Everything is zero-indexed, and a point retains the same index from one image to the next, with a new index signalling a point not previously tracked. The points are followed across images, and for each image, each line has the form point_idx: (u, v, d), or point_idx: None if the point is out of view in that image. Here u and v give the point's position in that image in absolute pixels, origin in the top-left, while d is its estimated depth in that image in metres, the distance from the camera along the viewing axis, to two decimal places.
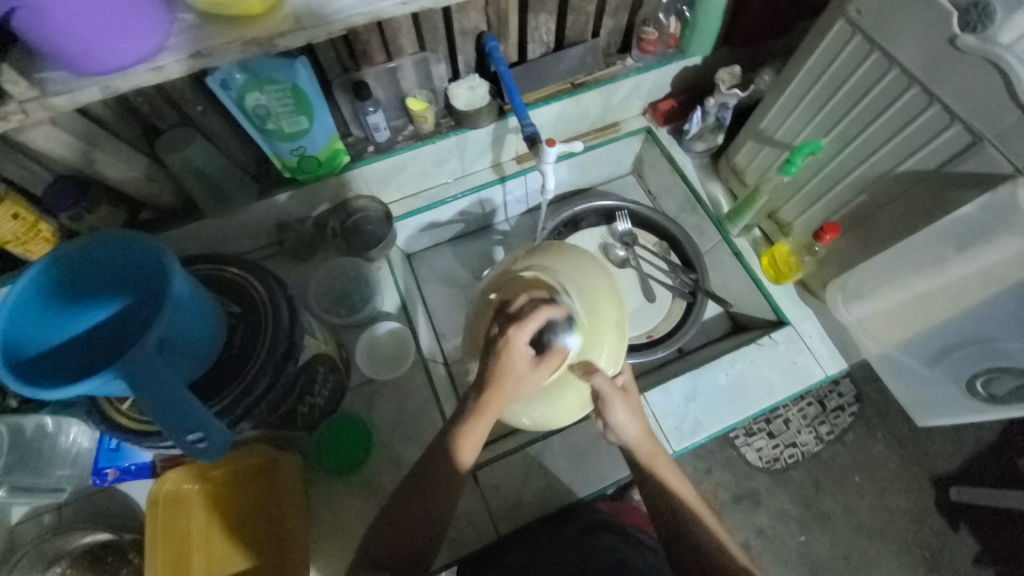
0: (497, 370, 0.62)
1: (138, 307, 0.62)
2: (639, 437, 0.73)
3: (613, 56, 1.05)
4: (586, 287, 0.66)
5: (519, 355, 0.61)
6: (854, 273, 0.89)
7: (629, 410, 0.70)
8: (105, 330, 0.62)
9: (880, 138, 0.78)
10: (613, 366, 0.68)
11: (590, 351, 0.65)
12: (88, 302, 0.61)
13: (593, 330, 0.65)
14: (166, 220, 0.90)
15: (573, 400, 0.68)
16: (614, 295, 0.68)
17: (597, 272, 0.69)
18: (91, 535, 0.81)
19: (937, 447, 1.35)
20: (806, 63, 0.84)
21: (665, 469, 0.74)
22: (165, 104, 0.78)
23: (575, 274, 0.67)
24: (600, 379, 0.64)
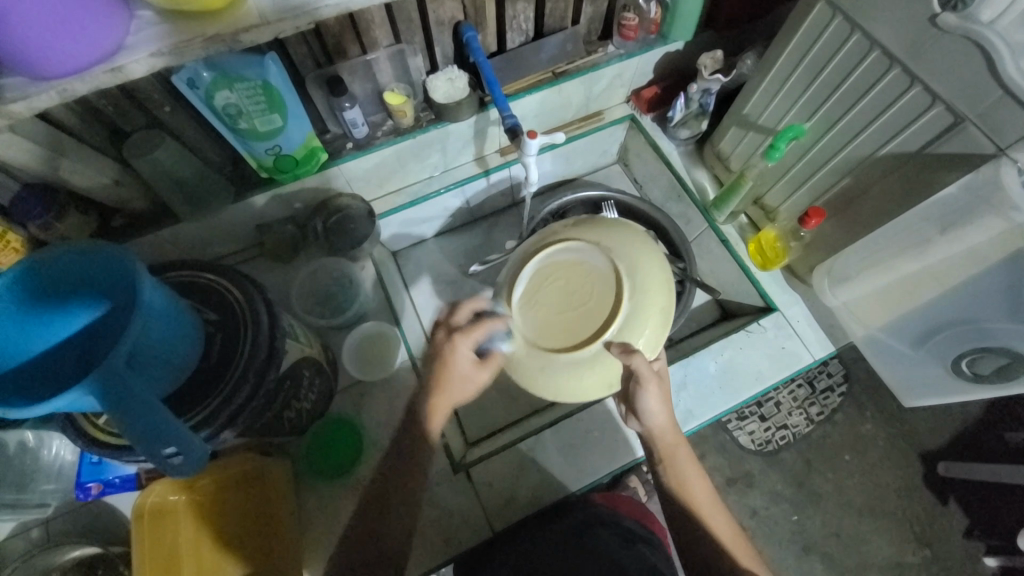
0: (440, 373, 0.69)
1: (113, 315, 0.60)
2: (664, 425, 0.73)
3: (594, 43, 1.03)
4: (637, 268, 0.72)
5: (461, 361, 0.69)
6: (841, 257, 0.89)
7: (660, 397, 0.70)
8: (77, 341, 0.60)
9: (864, 120, 0.77)
10: (650, 351, 0.72)
11: (633, 330, 0.70)
12: (55, 315, 0.58)
13: (636, 312, 0.70)
14: (140, 225, 0.87)
15: (601, 379, 0.71)
16: (662, 277, 0.73)
17: (650, 255, 0.74)
18: (81, 549, 0.78)
19: (924, 423, 1.38)
20: (787, 46, 0.83)
21: (684, 463, 0.74)
22: (131, 105, 0.75)
23: (629, 251, 0.74)
24: (639, 360, 0.66)
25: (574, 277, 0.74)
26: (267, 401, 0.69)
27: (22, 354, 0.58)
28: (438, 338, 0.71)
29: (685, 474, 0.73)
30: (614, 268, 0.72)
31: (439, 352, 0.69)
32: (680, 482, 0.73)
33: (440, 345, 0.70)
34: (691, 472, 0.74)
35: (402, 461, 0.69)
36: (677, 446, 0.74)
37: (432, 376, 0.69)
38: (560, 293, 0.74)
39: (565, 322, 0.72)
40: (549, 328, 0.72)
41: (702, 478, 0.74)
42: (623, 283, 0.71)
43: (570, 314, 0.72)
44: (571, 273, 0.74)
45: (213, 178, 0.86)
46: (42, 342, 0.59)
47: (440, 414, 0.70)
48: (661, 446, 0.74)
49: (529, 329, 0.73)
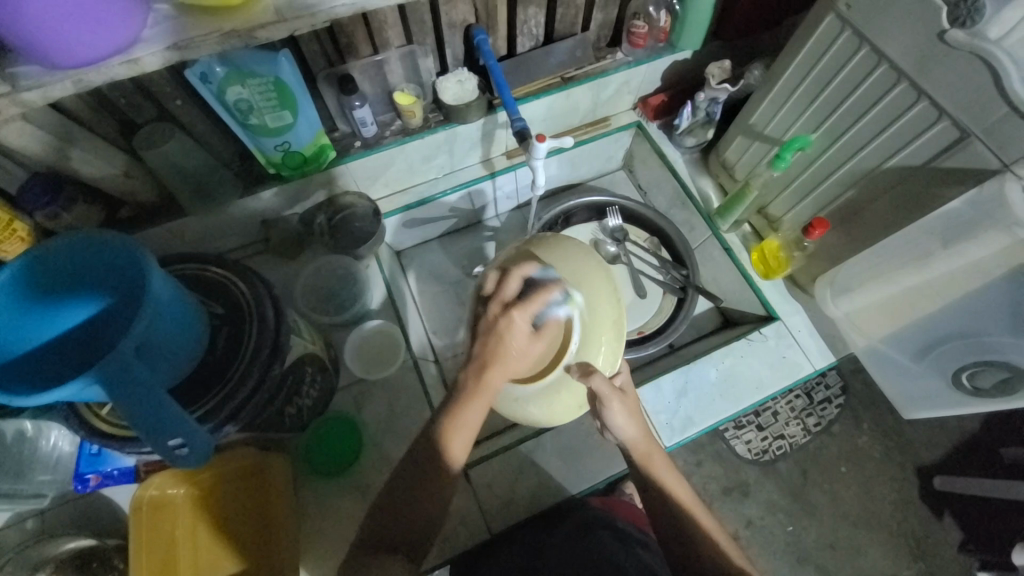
0: (497, 345, 0.64)
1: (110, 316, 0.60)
2: (636, 437, 0.73)
3: (603, 50, 1.04)
4: (584, 283, 0.68)
5: (518, 331, 0.64)
6: (843, 268, 0.90)
7: (628, 412, 0.71)
8: (65, 344, 0.60)
9: (869, 132, 0.78)
10: (610, 368, 0.69)
11: (589, 351, 0.67)
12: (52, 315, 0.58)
13: (590, 331, 0.67)
14: (147, 218, 0.87)
15: (572, 401, 0.69)
16: (610, 288, 0.70)
17: (595, 270, 0.70)
18: (75, 542, 0.78)
19: (920, 437, 1.38)
20: (796, 57, 0.84)
21: (661, 469, 0.74)
22: (143, 98, 0.75)
23: (571, 267, 0.69)
24: (598, 380, 0.65)
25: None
26: (270, 396, 0.69)
27: (8, 353, 0.56)
28: (493, 313, 0.65)
29: (665, 480, 0.73)
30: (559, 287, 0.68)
31: (495, 325, 0.64)
32: (661, 486, 0.73)
33: (494, 318, 0.64)
34: (671, 478, 0.73)
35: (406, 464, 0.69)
36: (651, 454, 0.74)
37: (487, 352, 0.64)
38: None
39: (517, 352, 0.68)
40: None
41: (682, 483, 0.74)
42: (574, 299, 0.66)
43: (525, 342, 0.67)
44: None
45: (221, 173, 0.87)
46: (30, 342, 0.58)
47: (487, 398, 0.65)
48: (637, 457, 0.74)
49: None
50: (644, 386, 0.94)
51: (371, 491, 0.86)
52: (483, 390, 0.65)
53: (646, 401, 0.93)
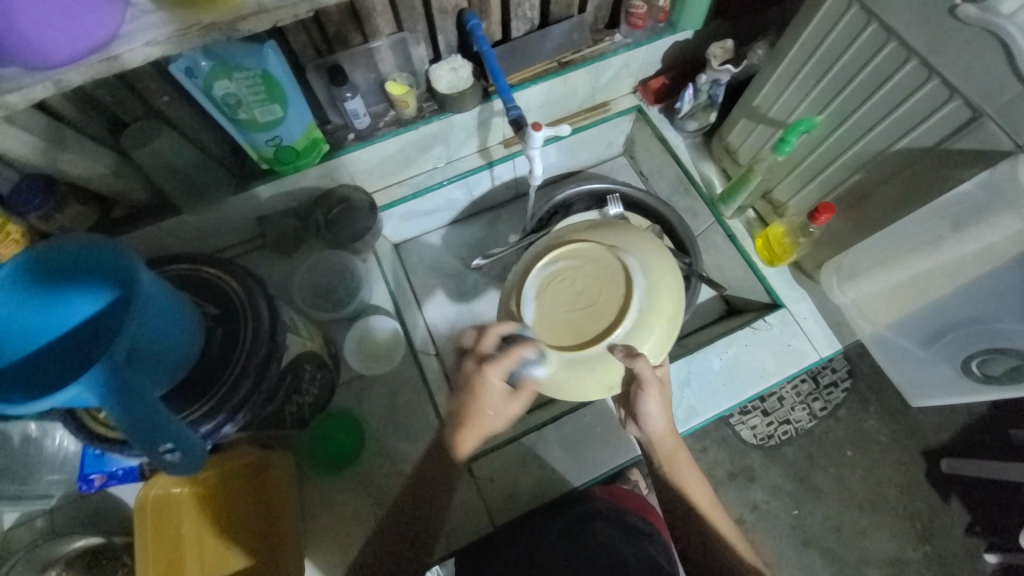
0: (474, 404, 0.68)
1: (99, 322, 0.60)
2: (662, 430, 0.72)
3: (601, 32, 1.01)
4: (649, 269, 0.68)
5: (493, 392, 0.67)
6: (849, 255, 0.88)
7: (661, 402, 0.69)
8: (52, 351, 0.59)
9: (878, 113, 0.75)
10: (655, 358, 0.68)
11: (639, 334, 0.66)
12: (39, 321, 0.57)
13: (645, 315, 0.66)
14: (140, 217, 0.86)
15: (602, 381, 0.67)
16: (674, 280, 0.69)
17: (659, 257, 0.70)
18: (83, 540, 0.79)
19: (929, 420, 1.37)
20: (801, 36, 0.80)
21: (684, 469, 0.73)
22: (129, 95, 0.74)
23: (640, 252, 0.70)
24: (642, 365, 0.63)
25: (584, 273, 0.69)
26: (269, 396, 0.69)
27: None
28: (467, 368, 0.67)
29: (684, 477, 0.73)
30: (625, 267, 0.68)
31: (471, 381, 0.66)
32: (680, 483, 0.73)
33: (470, 375, 0.67)
34: (692, 478, 0.73)
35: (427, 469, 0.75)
36: (675, 454, 0.74)
37: (462, 405, 0.69)
38: (566, 289, 0.69)
39: (567, 318, 0.67)
40: (557, 326, 0.67)
41: (700, 479, 0.74)
42: (637, 280, 0.67)
43: (575, 311, 0.67)
44: (578, 269, 0.69)
45: (213, 169, 0.85)
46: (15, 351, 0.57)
47: (476, 437, 0.72)
48: (659, 452, 0.74)
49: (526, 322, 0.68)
50: None
51: (374, 487, 0.86)
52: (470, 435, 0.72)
53: None
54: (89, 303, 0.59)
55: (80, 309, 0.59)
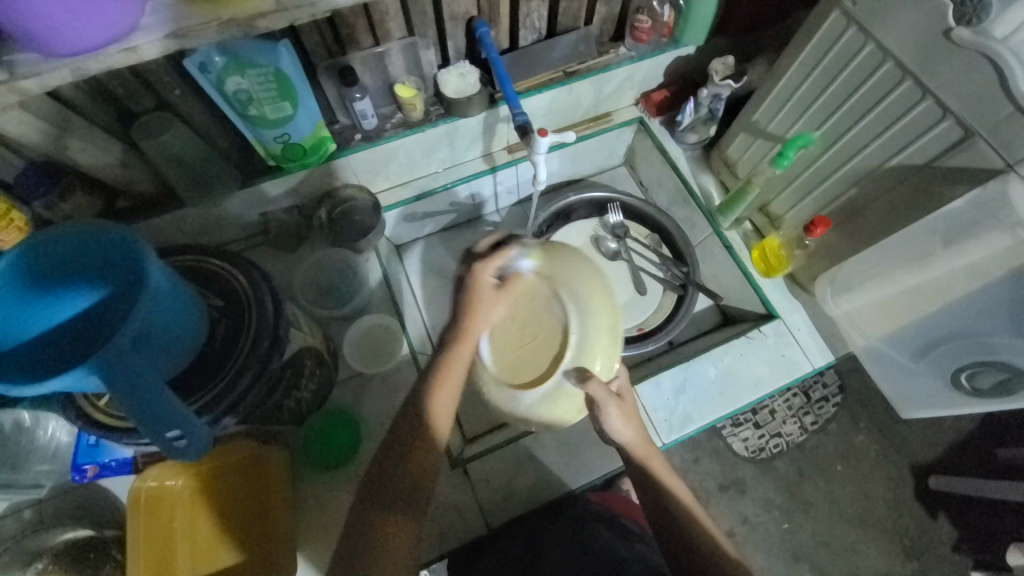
0: (467, 299, 0.68)
1: (96, 314, 0.60)
2: (632, 441, 0.73)
3: (606, 44, 1.03)
4: (586, 307, 0.66)
5: (483, 287, 0.68)
6: (844, 267, 0.90)
7: (624, 415, 0.71)
8: (48, 340, 0.58)
9: (873, 131, 0.78)
10: (607, 372, 0.69)
11: (584, 361, 0.66)
12: (37, 311, 0.57)
13: (585, 342, 0.66)
14: (145, 208, 0.87)
15: (570, 405, 0.70)
16: (608, 295, 0.69)
17: (596, 285, 0.68)
18: (72, 531, 0.78)
19: (917, 437, 1.38)
20: (800, 54, 0.83)
21: (660, 468, 0.73)
22: (142, 87, 0.75)
23: (573, 278, 0.68)
24: (595, 385, 0.65)
25: (518, 304, 0.70)
26: (269, 389, 0.69)
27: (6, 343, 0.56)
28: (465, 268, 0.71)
29: (664, 476, 0.72)
30: (551, 288, 0.67)
31: (465, 280, 0.69)
32: (664, 480, 0.72)
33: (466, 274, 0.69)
34: (670, 475, 0.73)
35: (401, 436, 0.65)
36: (649, 457, 0.74)
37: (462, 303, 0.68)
38: (508, 327, 0.71)
39: (517, 361, 0.69)
40: (512, 364, 0.69)
41: (678, 480, 0.73)
42: (573, 318, 0.66)
43: (523, 346, 0.69)
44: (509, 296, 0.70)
45: (220, 163, 0.86)
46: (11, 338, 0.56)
47: (463, 363, 0.68)
48: (637, 459, 0.73)
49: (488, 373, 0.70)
50: (642, 382, 0.94)
51: None
52: (460, 355, 0.68)
53: (643, 397, 0.93)
54: (87, 295, 0.59)
55: (79, 298, 0.59)
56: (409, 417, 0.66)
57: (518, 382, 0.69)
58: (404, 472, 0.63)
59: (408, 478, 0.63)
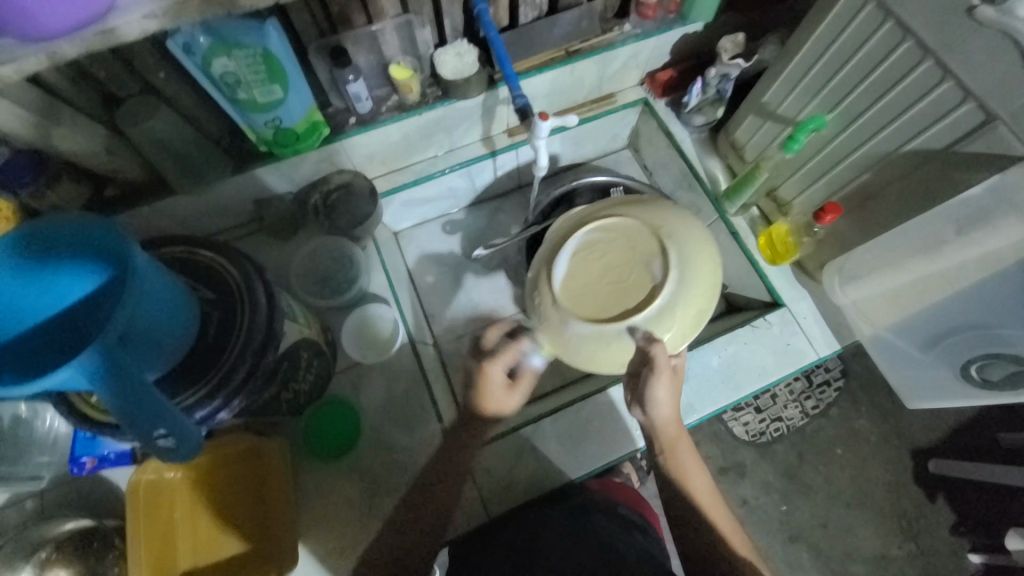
0: (479, 399, 0.77)
1: (83, 307, 0.58)
2: (666, 418, 0.74)
3: (609, 21, 0.98)
4: (686, 272, 0.73)
5: (495, 386, 0.76)
6: (853, 255, 0.88)
7: (670, 390, 0.72)
8: (31, 337, 0.56)
9: (889, 113, 0.74)
10: (672, 348, 0.74)
11: (658, 325, 0.72)
12: (17, 307, 0.55)
13: (666, 309, 0.72)
14: (135, 196, 0.84)
15: (618, 356, 0.74)
16: (711, 278, 0.75)
17: (702, 261, 0.75)
18: (73, 522, 0.79)
19: (918, 421, 1.38)
20: (816, 31, 0.79)
21: (685, 456, 0.76)
22: (126, 70, 0.72)
23: (684, 245, 0.75)
24: (659, 350, 0.69)
25: (623, 250, 0.76)
26: (265, 382, 0.68)
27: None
28: (474, 362, 0.77)
29: (686, 468, 0.75)
30: (658, 244, 0.75)
31: (476, 377, 0.76)
32: (680, 474, 0.75)
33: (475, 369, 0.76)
34: (689, 464, 0.75)
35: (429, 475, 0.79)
36: (676, 442, 0.76)
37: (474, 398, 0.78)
38: (599, 263, 0.77)
39: (601, 292, 0.75)
40: (589, 287, 0.75)
41: (702, 470, 0.75)
42: (671, 281, 0.72)
43: (609, 280, 0.75)
44: (612, 239, 0.77)
45: (210, 149, 0.83)
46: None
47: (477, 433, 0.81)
48: (662, 438, 0.75)
49: (567, 291, 0.76)
50: None
51: (371, 476, 0.85)
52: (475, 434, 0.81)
53: None
54: (74, 289, 0.57)
55: (65, 292, 0.57)
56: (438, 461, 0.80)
57: (592, 310, 0.74)
58: (427, 502, 0.77)
59: (433, 508, 0.77)
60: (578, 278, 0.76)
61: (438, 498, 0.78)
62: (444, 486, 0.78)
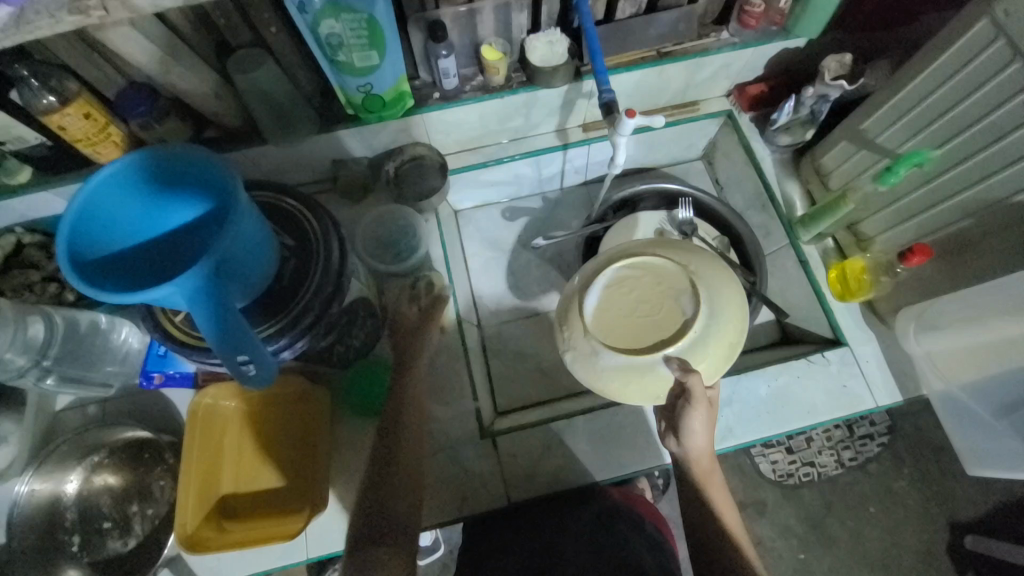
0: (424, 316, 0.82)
1: (184, 233, 0.63)
2: (701, 449, 0.71)
3: (707, 26, 0.95)
4: (722, 303, 0.62)
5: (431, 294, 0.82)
6: (936, 303, 0.83)
7: (706, 423, 0.67)
8: (148, 249, 0.62)
9: (1007, 159, 0.69)
10: (710, 379, 0.64)
11: (693, 358, 0.61)
12: (132, 223, 0.61)
13: (701, 342, 0.60)
14: (229, 140, 0.89)
15: (650, 390, 0.64)
16: (742, 310, 0.64)
17: (738, 294, 0.63)
18: (131, 432, 0.87)
19: (964, 494, 1.28)
20: (936, 60, 0.73)
21: (715, 491, 0.73)
22: (240, 19, 0.76)
23: (720, 277, 0.63)
24: (695, 379, 0.61)
25: (645, 284, 0.64)
26: (327, 331, 0.72)
27: (107, 248, 0.59)
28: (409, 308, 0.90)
29: (716, 500, 0.73)
30: (690, 279, 0.63)
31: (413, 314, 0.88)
32: (713, 505, 0.72)
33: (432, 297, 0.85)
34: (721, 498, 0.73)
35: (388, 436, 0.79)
36: (709, 475, 0.73)
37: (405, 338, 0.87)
38: (627, 295, 0.64)
39: (625, 325, 0.63)
40: (613, 323, 0.63)
41: (730, 504, 0.74)
42: (703, 317, 0.60)
43: (634, 321, 0.63)
44: (641, 271, 0.65)
45: (302, 106, 0.87)
46: (119, 243, 0.61)
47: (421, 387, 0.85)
48: (695, 471, 0.72)
49: (589, 325, 0.63)
50: None
51: None
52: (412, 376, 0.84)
53: None
54: (181, 214, 0.62)
55: (175, 216, 0.62)
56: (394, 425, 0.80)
57: (617, 346, 0.62)
58: (394, 473, 0.76)
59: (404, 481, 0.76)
60: (601, 311, 0.64)
61: (398, 470, 0.77)
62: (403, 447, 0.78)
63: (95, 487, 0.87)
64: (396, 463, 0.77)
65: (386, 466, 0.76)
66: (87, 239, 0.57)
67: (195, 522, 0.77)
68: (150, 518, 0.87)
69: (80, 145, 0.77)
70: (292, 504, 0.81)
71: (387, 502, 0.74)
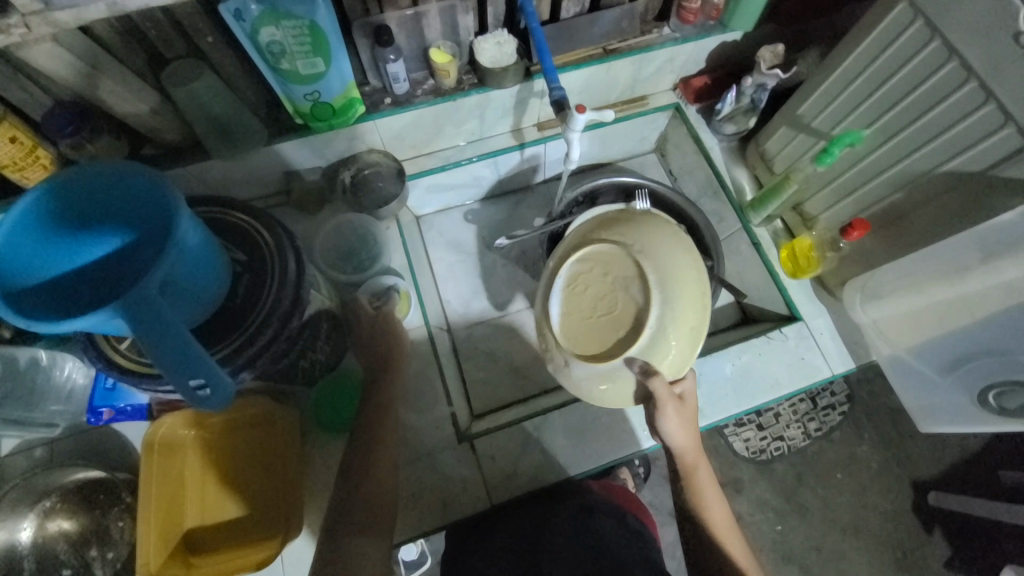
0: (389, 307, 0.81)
1: (125, 255, 0.59)
2: (686, 446, 0.73)
3: (649, 23, 0.99)
4: (676, 283, 0.62)
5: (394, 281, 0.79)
6: (876, 273, 0.88)
7: (681, 421, 0.69)
8: (85, 275, 0.58)
9: (928, 134, 0.74)
10: (674, 372, 0.65)
11: (654, 353, 0.62)
12: (64, 249, 0.57)
13: (661, 331, 0.62)
14: (171, 157, 0.86)
15: (627, 390, 0.65)
16: (698, 283, 0.64)
17: (691, 272, 0.63)
18: (83, 473, 0.81)
19: (921, 452, 1.36)
20: (858, 46, 0.78)
21: (700, 480, 0.75)
22: (174, 30, 0.73)
23: (671, 255, 0.63)
24: (658, 381, 0.63)
25: (598, 278, 0.65)
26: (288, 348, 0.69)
27: (39, 276, 0.55)
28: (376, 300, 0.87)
29: (703, 495, 0.74)
30: (636, 263, 0.63)
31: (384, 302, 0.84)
32: (698, 498, 0.74)
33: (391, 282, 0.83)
34: (711, 496, 0.74)
35: (364, 437, 0.78)
36: (697, 465, 0.74)
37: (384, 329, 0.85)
38: (586, 296, 0.65)
39: (590, 330, 0.65)
40: (579, 328, 0.65)
41: (719, 499, 0.74)
42: (656, 305, 0.61)
43: (596, 321, 0.64)
44: (593, 267, 0.66)
45: (248, 118, 0.84)
46: (52, 270, 0.56)
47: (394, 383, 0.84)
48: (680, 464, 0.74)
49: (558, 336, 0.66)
50: None
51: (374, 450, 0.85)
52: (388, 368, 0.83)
53: None
54: (119, 236, 0.59)
55: (113, 238, 0.59)
56: (368, 428, 0.79)
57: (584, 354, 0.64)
58: (369, 476, 0.75)
59: (380, 486, 0.75)
60: (566, 321, 0.66)
61: (373, 473, 0.75)
62: (377, 448, 0.77)
63: (49, 533, 0.80)
64: (372, 460, 0.76)
65: (362, 471, 0.75)
66: (14, 268, 0.53)
67: (159, 562, 0.72)
68: (110, 562, 0.81)
69: (6, 171, 0.72)
70: (264, 529, 0.78)
71: (365, 503, 0.73)
